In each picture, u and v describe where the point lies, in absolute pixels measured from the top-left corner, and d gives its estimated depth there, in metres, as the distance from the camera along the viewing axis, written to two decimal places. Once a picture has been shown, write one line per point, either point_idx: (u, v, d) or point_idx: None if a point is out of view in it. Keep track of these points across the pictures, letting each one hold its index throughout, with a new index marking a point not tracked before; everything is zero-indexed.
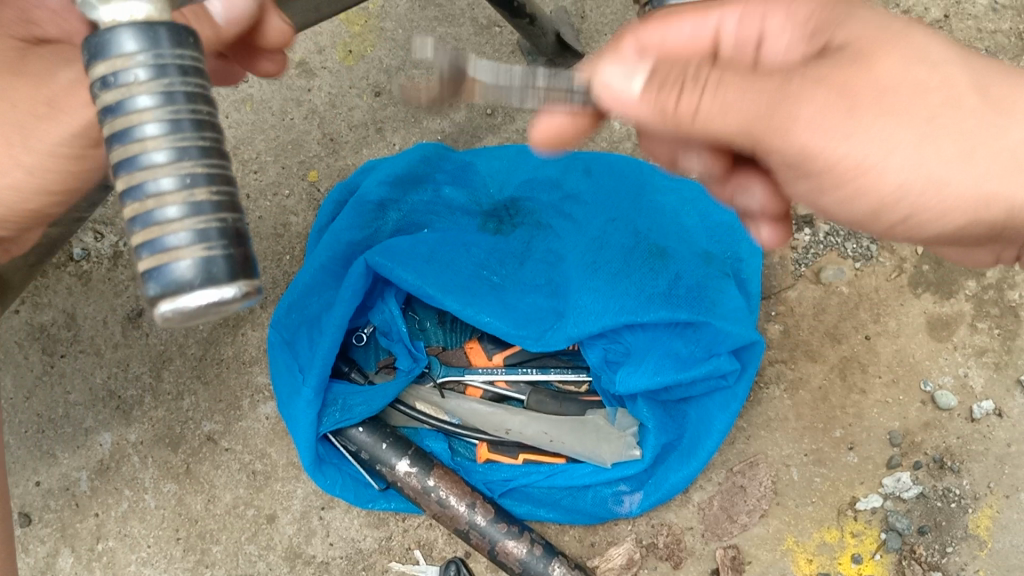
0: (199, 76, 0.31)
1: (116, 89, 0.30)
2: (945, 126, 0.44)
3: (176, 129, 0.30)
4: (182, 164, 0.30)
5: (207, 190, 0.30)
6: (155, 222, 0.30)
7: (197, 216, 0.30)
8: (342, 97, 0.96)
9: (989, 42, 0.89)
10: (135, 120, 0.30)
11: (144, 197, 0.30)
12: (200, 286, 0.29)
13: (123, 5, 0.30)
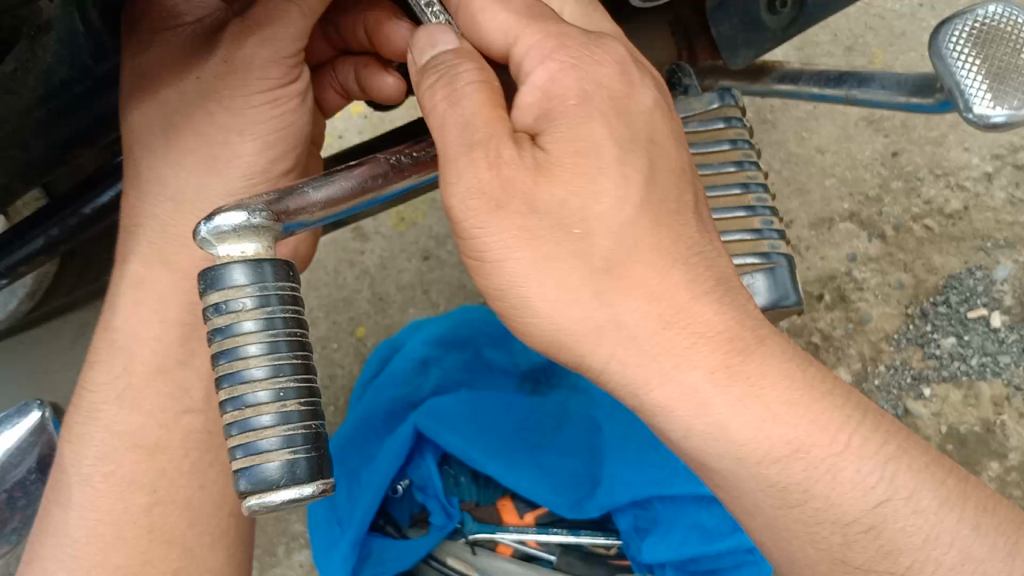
0: (295, 302, 0.36)
1: (225, 314, 0.34)
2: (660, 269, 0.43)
3: (274, 348, 0.34)
4: (278, 379, 0.34)
5: (297, 401, 0.35)
6: (251, 429, 0.34)
7: (287, 424, 0.34)
8: (392, 260, 1.04)
9: (1007, 233, 0.96)
10: (239, 342, 0.34)
11: (242, 406, 0.34)
12: (286, 486, 0.33)
13: (237, 243, 0.35)
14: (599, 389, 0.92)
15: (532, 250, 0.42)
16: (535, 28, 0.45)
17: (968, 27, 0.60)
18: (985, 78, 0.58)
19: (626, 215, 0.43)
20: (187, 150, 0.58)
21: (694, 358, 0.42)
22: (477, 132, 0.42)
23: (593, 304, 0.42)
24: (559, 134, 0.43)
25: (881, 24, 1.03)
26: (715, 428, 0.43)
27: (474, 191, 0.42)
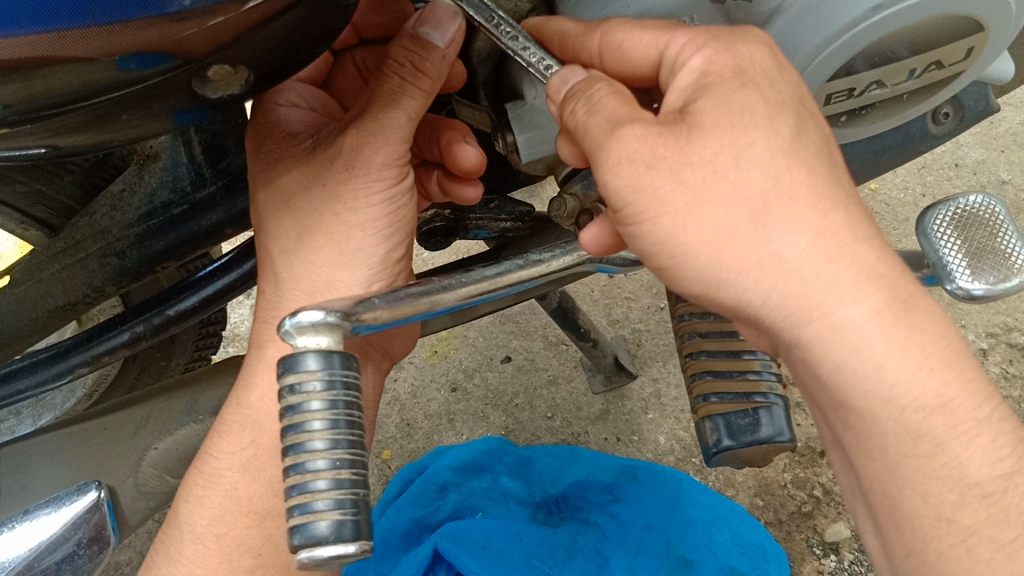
0: (353, 389, 0.43)
1: (297, 393, 0.42)
2: (795, 210, 0.45)
3: (334, 425, 0.42)
4: (335, 450, 0.42)
5: (350, 470, 0.42)
6: (309, 490, 0.41)
7: (338, 489, 0.41)
8: (423, 389, 1.11)
9: (1001, 406, 1.04)
10: (307, 416, 0.42)
11: (303, 472, 0.41)
12: (331, 541, 0.40)
13: (314, 336, 0.43)
14: (607, 522, 0.96)
15: (682, 205, 0.45)
16: (687, 30, 0.48)
17: (950, 213, 0.66)
18: (964, 256, 0.64)
19: (780, 159, 0.46)
20: (317, 248, 0.62)
21: (854, 301, 0.45)
22: (622, 119, 0.48)
23: (756, 238, 0.45)
24: (713, 103, 0.46)
25: (885, 209, 1.12)
26: (870, 369, 0.45)
27: (630, 156, 0.46)
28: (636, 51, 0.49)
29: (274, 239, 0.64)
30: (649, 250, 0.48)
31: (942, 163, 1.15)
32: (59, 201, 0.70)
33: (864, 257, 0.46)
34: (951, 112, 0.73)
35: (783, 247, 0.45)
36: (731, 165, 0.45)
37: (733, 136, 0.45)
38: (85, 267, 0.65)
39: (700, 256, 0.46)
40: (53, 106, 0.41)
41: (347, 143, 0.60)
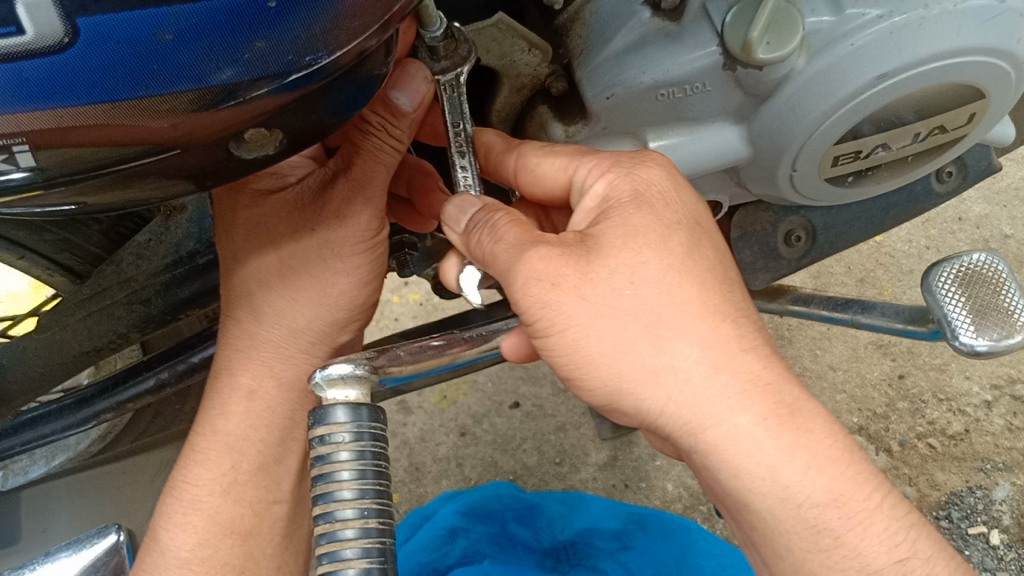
0: (379, 437, 0.45)
1: (327, 443, 0.43)
2: (687, 323, 0.48)
3: (363, 475, 0.44)
4: (363, 500, 0.43)
5: (376, 519, 0.43)
6: (337, 539, 0.43)
7: (365, 538, 0.43)
8: (431, 433, 1.12)
9: (1005, 456, 1.07)
10: (336, 467, 0.43)
11: (332, 520, 0.43)
12: None
13: (343, 389, 0.45)
14: (616, 569, 0.96)
15: (591, 329, 0.48)
16: (592, 158, 0.53)
17: (954, 270, 0.68)
18: (969, 312, 0.66)
19: (673, 276, 0.49)
20: (301, 287, 0.63)
21: (745, 407, 0.47)
22: (528, 242, 0.50)
23: (651, 351, 0.47)
24: (609, 226, 0.50)
25: (890, 261, 1.14)
26: (766, 471, 0.47)
27: (540, 277, 0.48)
28: (549, 174, 0.55)
29: (249, 289, 0.64)
30: (569, 364, 0.49)
31: (946, 216, 1.17)
32: (84, 249, 0.72)
33: (753, 367, 0.48)
34: (955, 171, 0.75)
35: (677, 359, 0.47)
36: (626, 283, 0.48)
37: (626, 255, 0.49)
38: (111, 314, 0.66)
39: (599, 370, 0.48)
40: (91, 169, 0.42)
41: (335, 199, 0.59)
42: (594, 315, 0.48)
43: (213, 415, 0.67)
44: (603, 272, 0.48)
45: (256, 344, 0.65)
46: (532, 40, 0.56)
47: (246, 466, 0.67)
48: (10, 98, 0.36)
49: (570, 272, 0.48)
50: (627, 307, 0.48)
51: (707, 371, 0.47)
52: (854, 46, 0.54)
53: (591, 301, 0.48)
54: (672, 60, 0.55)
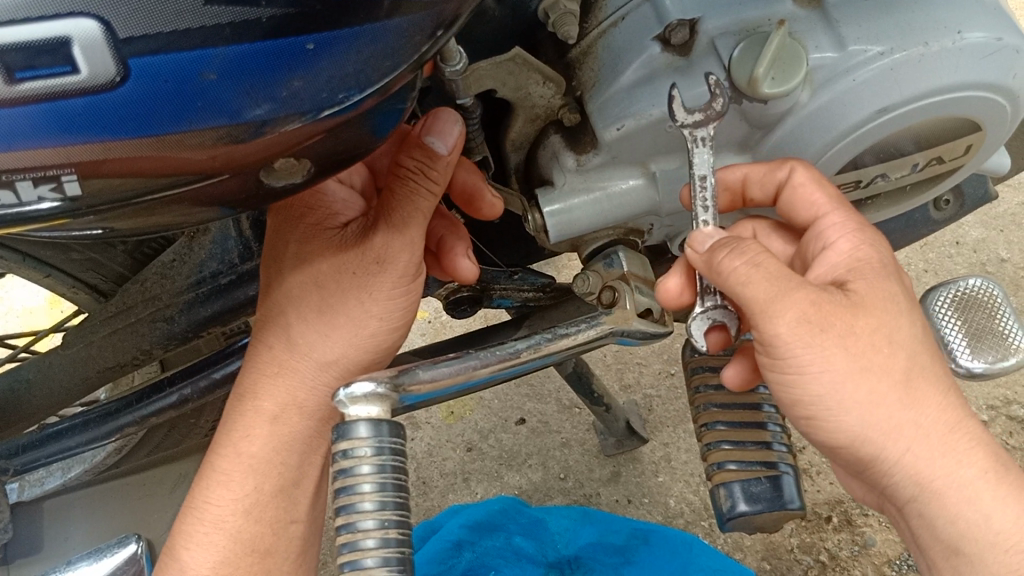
0: (398, 451, 0.47)
1: (349, 457, 0.46)
2: (931, 390, 0.53)
3: (383, 488, 0.46)
4: (383, 511, 0.46)
5: (396, 530, 0.46)
6: (359, 548, 0.45)
7: (385, 546, 0.45)
8: (438, 448, 1.15)
9: None
10: (358, 480, 0.45)
11: (353, 530, 0.45)
12: None
13: (365, 405, 0.47)
14: None
15: (850, 375, 0.52)
16: (842, 212, 0.59)
17: (949, 296, 0.70)
18: (965, 335, 0.68)
19: (915, 345, 0.54)
20: (335, 326, 0.65)
21: (967, 459, 0.53)
22: (793, 282, 0.53)
23: (898, 405, 0.53)
24: (864, 284, 0.55)
25: None
26: (983, 518, 0.52)
27: (799, 321, 0.52)
28: (796, 203, 0.60)
29: (290, 320, 0.66)
30: (797, 404, 0.55)
31: (943, 240, 1.20)
32: (110, 268, 0.74)
33: (970, 429, 0.54)
34: (951, 199, 0.78)
35: (924, 416, 0.53)
36: (884, 342, 0.53)
37: (891, 314, 0.54)
38: (135, 331, 0.68)
39: (852, 420, 0.53)
40: (123, 198, 0.44)
41: (375, 239, 0.62)
42: (857, 362, 0.52)
43: (235, 438, 0.68)
44: (864, 321, 0.53)
45: (285, 371, 0.66)
46: (546, 74, 0.58)
47: (267, 488, 0.69)
48: (62, 134, 0.38)
49: (829, 309, 0.53)
50: (881, 356, 0.53)
51: (940, 433, 0.53)
52: (854, 81, 0.57)
53: (852, 351, 0.52)
54: (680, 93, 0.58)
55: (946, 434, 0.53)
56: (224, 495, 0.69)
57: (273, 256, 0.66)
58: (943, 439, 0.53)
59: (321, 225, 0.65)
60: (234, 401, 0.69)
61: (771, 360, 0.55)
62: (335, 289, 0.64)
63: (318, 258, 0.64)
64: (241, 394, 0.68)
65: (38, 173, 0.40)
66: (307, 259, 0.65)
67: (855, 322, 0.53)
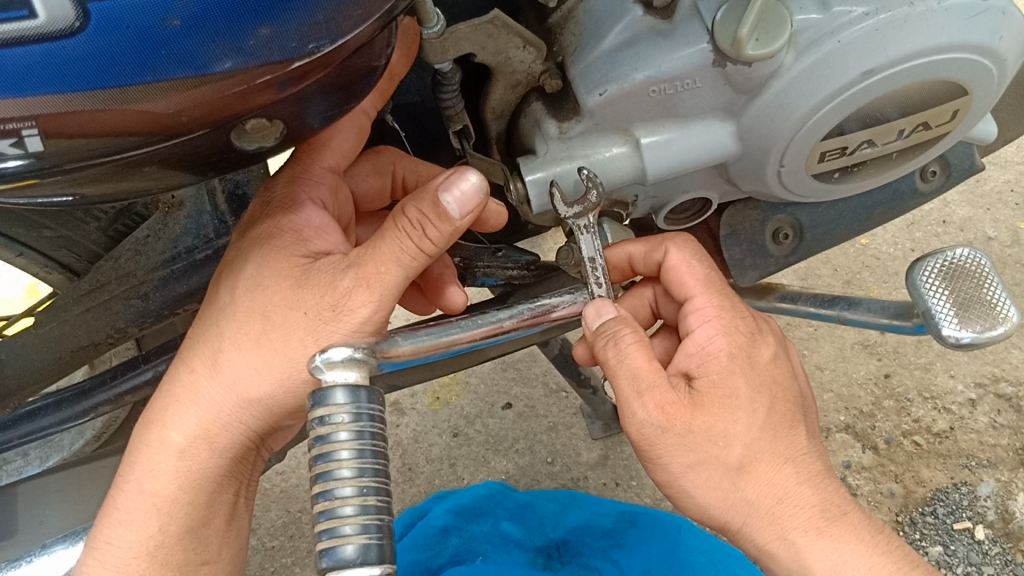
0: (378, 419, 0.47)
1: (327, 424, 0.45)
2: (771, 470, 0.56)
3: (361, 455, 0.45)
4: (361, 478, 0.45)
5: (375, 497, 0.45)
6: (337, 516, 0.44)
7: (365, 514, 0.44)
8: (424, 433, 1.13)
9: (990, 454, 1.09)
10: (335, 446, 0.45)
11: (331, 498, 0.44)
12: (358, 563, 0.43)
13: (342, 371, 0.47)
14: (608, 567, 0.96)
15: (691, 463, 0.55)
16: (705, 298, 0.61)
17: (937, 265, 0.70)
18: (953, 306, 0.68)
19: (755, 430, 0.56)
20: (269, 363, 0.58)
21: (796, 523, 0.55)
22: (644, 381, 0.56)
23: (731, 487, 0.55)
24: (710, 383, 0.57)
25: (876, 263, 1.16)
26: (830, 573, 0.55)
27: (650, 418, 0.55)
28: (672, 280, 0.63)
29: (221, 342, 0.60)
30: (661, 481, 0.58)
31: (930, 219, 1.19)
32: (84, 246, 0.73)
33: (811, 497, 0.56)
34: (938, 170, 0.77)
35: (755, 495, 0.55)
36: (722, 435, 0.55)
37: (733, 412, 0.56)
38: (109, 309, 0.67)
39: (698, 498, 0.56)
40: (94, 157, 0.43)
41: (342, 283, 0.57)
42: (693, 460, 0.55)
43: (139, 473, 0.61)
44: (703, 420, 0.55)
45: (199, 400, 0.60)
46: (527, 37, 0.57)
47: (174, 528, 0.62)
48: (21, 84, 0.37)
49: (669, 404, 0.55)
50: (716, 452, 0.55)
51: (779, 509, 0.55)
52: (839, 43, 0.56)
53: (687, 446, 0.55)
54: (663, 56, 0.56)
55: (783, 512, 0.55)
56: (133, 529, 0.61)
57: (232, 268, 0.61)
58: (781, 512, 0.55)
59: (294, 245, 0.60)
60: (146, 424, 0.62)
61: (640, 450, 0.58)
62: (280, 320, 0.58)
63: (276, 288, 0.59)
64: (150, 423, 0.62)
65: None
66: (266, 279, 0.59)
67: (694, 421, 0.55)
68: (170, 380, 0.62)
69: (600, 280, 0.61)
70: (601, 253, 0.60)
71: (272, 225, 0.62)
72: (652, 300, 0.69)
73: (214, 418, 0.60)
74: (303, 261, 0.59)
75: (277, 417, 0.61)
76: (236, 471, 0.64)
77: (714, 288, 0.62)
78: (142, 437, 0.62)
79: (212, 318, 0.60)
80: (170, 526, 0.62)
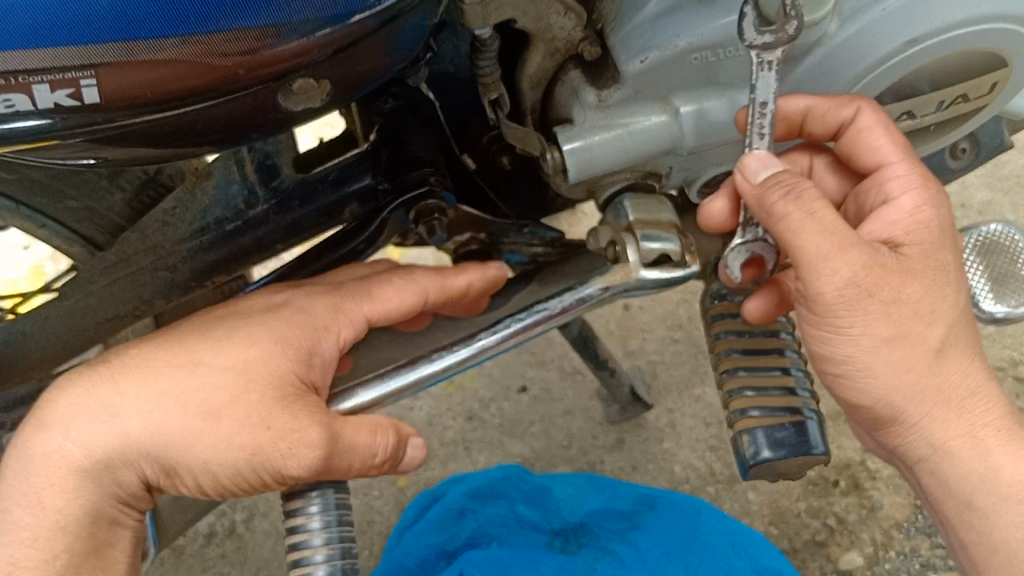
0: (341, 491, 0.55)
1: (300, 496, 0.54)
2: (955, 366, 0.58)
3: (328, 519, 0.53)
4: (328, 533, 0.53)
5: (340, 547, 0.53)
6: (310, 561, 0.52)
7: (332, 558, 0.52)
8: (438, 417, 1.12)
9: None
10: (306, 513, 0.53)
11: (304, 550, 0.52)
12: None
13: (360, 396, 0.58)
14: (626, 550, 0.96)
15: (882, 333, 0.56)
16: (908, 166, 0.60)
17: (973, 241, 0.69)
18: (988, 280, 0.67)
19: (956, 313, 0.58)
20: (206, 445, 0.53)
21: (987, 417, 0.59)
22: (848, 241, 0.55)
23: (924, 372, 0.57)
24: (918, 252, 0.57)
25: None
26: (993, 474, 0.58)
27: (848, 284, 0.55)
28: (859, 153, 0.61)
29: (172, 388, 0.54)
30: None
31: (947, 203, 1.19)
32: (107, 218, 0.71)
33: (978, 387, 0.59)
34: (967, 148, 0.77)
35: (955, 375, 0.58)
36: (927, 310, 0.57)
37: (934, 296, 0.57)
38: (137, 281, 0.66)
39: None
40: (103, 125, 0.43)
41: (306, 415, 0.54)
42: (889, 337, 0.56)
43: (36, 478, 0.54)
44: (913, 295, 0.56)
45: (120, 431, 0.54)
46: (570, 4, 0.56)
47: (75, 552, 0.54)
48: (86, 30, 0.38)
49: (873, 274, 0.55)
50: (910, 326, 0.56)
51: (950, 396, 0.58)
52: (884, 11, 0.55)
53: (885, 322, 0.56)
54: (705, 24, 0.56)
55: (971, 406, 0.59)
56: (30, 484, 0.54)
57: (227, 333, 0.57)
58: (976, 398, 0.59)
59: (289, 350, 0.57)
60: (53, 422, 0.55)
61: None
62: (235, 412, 0.53)
63: (260, 385, 0.54)
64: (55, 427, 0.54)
65: (60, 74, 0.40)
66: (248, 361, 0.55)
67: (904, 294, 0.56)
68: (91, 387, 0.55)
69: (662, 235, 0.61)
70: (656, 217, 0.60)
71: (287, 331, 0.58)
72: (806, 167, 0.69)
73: (127, 446, 0.54)
74: (299, 385, 0.56)
75: (186, 488, 0.55)
76: (135, 504, 0.57)
77: (908, 159, 0.60)
78: (61, 405, 0.55)
79: (181, 357, 0.55)
80: (58, 518, 0.54)
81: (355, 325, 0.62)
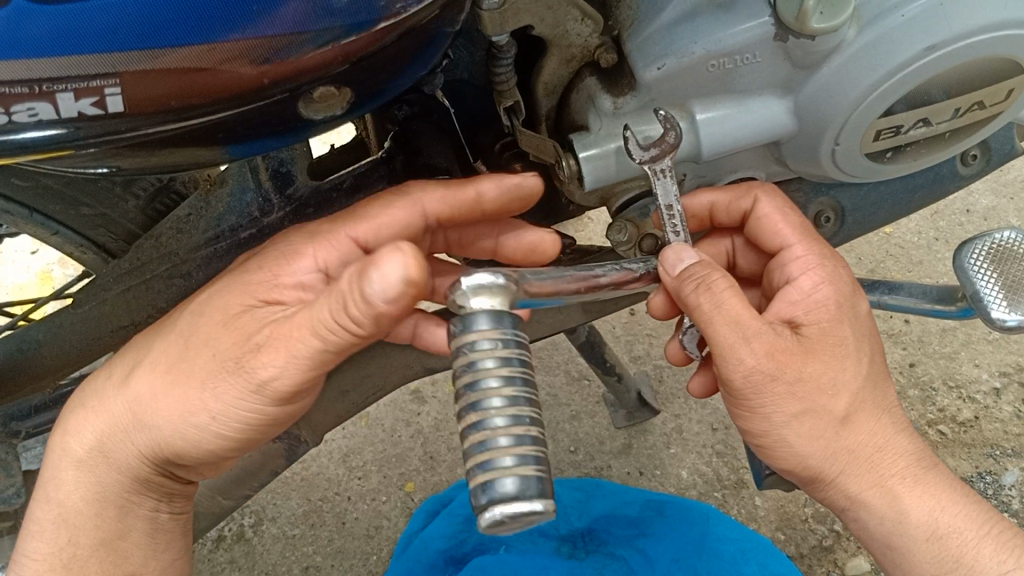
0: (521, 345, 0.46)
1: (472, 372, 0.45)
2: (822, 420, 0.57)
3: (515, 399, 0.44)
4: (516, 410, 0.44)
5: (530, 428, 0.44)
6: (493, 448, 0.43)
7: (521, 443, 0.43)
8: (445, 422, 1.13)
9: (1014, 443, 1.09)
10: (487, 390, 0.44)
11: (486, 435, 0.43)
12: (520, 498, 0.41)
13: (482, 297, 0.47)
14: (635, 556, 0.95)
15: (802, 411, 0.56)
16: (805, 247, 0.63)
17: (985, 247, 0.69)
18: (1001, 288, 0.67)
19: (860, 380, 0.58)
20: (192, 378, 0.56)
21: (894, 471, 0.59)
22: (748, 328, 0.55)
23: (833, 437, 0.57)
24: (816, 331, 0.58)
25: (900, 252, 1.16)
26: (927, 516, 0.58)
27: (757, 368, 0.55)
28: (767, 229, 0.65)
29: (174, 335, 0.58)
30: (755, 433, 0.58)
31: (954, 209, 1.19)
32: (121, 225, 0.71)
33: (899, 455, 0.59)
34: (979, 154, 0.77)
35: (860, 441, 0.58)
36: (830, 384, 0.57)
37: (826, 363, 0.57)
38: (150, 288, 0.66)
39: (797, 449, 0.57)
40: (126, 134, 0.43)
41: (286, 329, 0.55)
42: (802, 409, 0.56)
43: (61, 443, 0.60)
44: (813, 369, 0.56)
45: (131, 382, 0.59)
46: (586, 10, 0.56)
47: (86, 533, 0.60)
48: (111, 37, 0.38)
49: (760, 338, 0.56)
50: (821, 402, 0.56)
51: (844, 465, 0.58)
52: (903, 17, 0.55)
53: (795, 399, 0.56)
54: (724, 31, 0.56)
55: (891, 472, 0.58)
56: (66, 447, 0.60)
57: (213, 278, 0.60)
58: (878, 459, 0.58)
59: (270, 281, 0.59)
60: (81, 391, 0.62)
61: None
62: (217, 341, 0.57)
63: (236, 318, 0.57)
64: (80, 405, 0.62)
65: (82, 83, 0.39)
66: (223, 297, 0.58)
67: (805, 370, 0.56)
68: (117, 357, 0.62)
69: (679, 229, 0.61)
70: (678, 197, 0.60)
71: (259, 268, 0.60)
72: (728, 248, 0.72)
73: (133, 401, 0.58)
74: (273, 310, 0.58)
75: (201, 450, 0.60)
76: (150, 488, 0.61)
77: (812, 243, 0.64)
78: (94, 380, 0.62)
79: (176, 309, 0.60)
80: (79, 497, 0.60)
81: (342, 247, 0.62)
